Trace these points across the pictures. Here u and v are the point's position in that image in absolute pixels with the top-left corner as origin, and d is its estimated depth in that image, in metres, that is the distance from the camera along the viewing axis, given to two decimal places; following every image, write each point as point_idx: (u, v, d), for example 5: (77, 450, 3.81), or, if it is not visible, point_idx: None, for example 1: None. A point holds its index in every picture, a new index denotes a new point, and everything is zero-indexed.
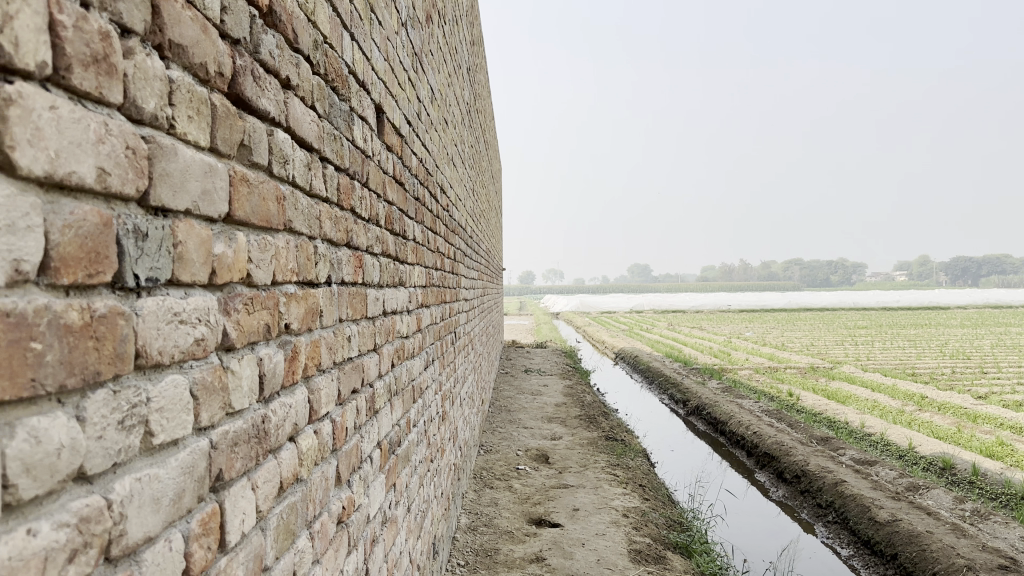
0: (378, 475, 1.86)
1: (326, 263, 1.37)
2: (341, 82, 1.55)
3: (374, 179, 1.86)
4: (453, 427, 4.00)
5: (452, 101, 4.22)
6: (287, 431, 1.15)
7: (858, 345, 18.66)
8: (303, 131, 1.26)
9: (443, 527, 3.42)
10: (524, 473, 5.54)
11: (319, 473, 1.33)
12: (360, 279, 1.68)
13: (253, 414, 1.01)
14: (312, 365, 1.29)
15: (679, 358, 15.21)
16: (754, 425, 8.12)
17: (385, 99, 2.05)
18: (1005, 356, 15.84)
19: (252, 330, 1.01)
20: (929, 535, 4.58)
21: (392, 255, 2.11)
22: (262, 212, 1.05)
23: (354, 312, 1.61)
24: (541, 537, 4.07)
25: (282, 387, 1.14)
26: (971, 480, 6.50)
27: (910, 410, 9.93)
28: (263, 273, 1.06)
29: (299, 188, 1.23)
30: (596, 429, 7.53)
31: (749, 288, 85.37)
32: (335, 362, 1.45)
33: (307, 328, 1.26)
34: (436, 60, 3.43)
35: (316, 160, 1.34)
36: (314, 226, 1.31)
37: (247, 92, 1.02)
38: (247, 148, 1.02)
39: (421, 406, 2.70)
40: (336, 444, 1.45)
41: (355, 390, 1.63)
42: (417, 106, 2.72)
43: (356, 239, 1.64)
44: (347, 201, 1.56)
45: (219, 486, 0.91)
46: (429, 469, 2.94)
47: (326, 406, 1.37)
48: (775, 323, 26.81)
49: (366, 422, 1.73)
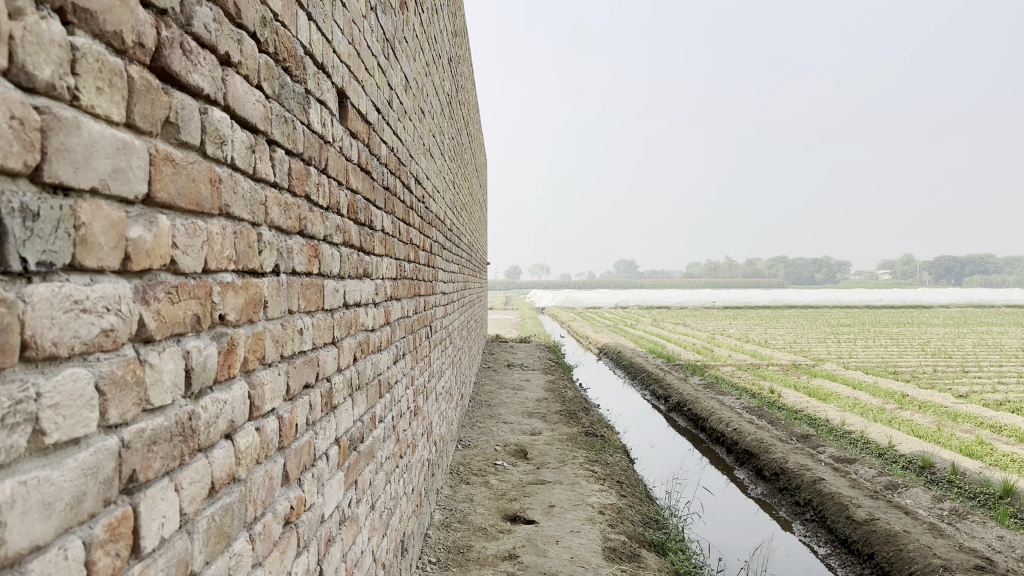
0: (335, 473, 1.80)
1: (272, 251, 1.31)
2: (294, 63, 1.48)
3: (334, 166, 1.79)
4: (427, 422, 3.93)
5: (430, 91, 4.15)
6: (221, 429, 1.09)
7: (841, 343, 18.72)
8: (246, 111, 1.19)
9: (414, 524, 3.36)
10: (501, 469, 5.49)
11: (261, 472, 1.27)
12: (316, 269, 1.61)
13: (177, 411, 0.95)
14: (254, 359, 1.22)
15: (662, 354, 15.19)
16: (734, 422, 8.11)
17: (349, 83, 1.98)
18: (986, 356, 15.94)
19: (176, 321, 0.95)
20: (905, 535, 4.57)
21: (356, 245, 2.04)
22: (191, 195, 0.99)
23: (307, 304, 1.54)
24: (515, 534, 4.02)
25: (215, 382, 1.08)
26: (950, 479, 6.52)
27: (890, 409, 9.96)
28: (192, 261, 0.99)
29: (239, 172, 1.16)
30: (575, 425, 7.49)
31: (734, 285, 85.69)
32: (282, 355, 1.38)
33: (247, 320, 1.19)
34: (412, 47, 3.35)
35: (262, 143, 1.27)
36: (258, 213, 1.24)
37: (175, 66, 0.95)
38: (174, 126, 0.95)
39: (389, 401, 2.64)
40: (283, 441, 1.39)
41: (308, 384, 1.56)
42: (388, 93, 2.65)
43: (311, 228, 1.57)
44: (300, 187, 1.49)
45: (133, 489, 0.85)
46: (398, 465, 2.87)
47: (270, 402, 1.31)
48: (760, 320, 26.88)
49: (321, 419, 1.67)
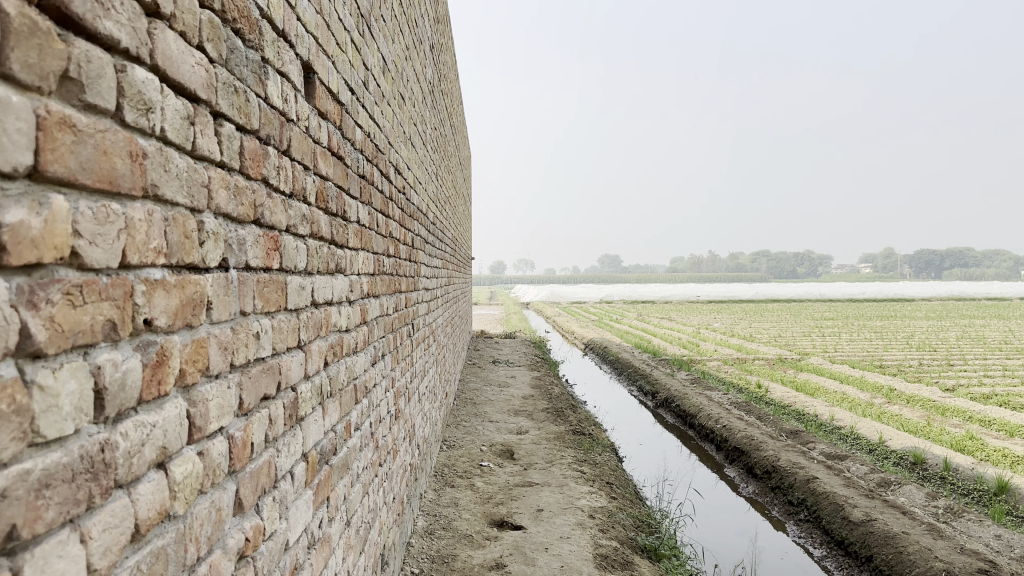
0: (302, 492, 1.60)
1: (217, 243, 1.10)
2: (248, 25, 1.27)
3: (299, 148, 1.60)
4: (409, 425, 3.74)
5: (410, 78, 3.94)
6: (148, 457, 0.89)
7: (826, 336, 18.69)
8: (180, 73, 0.99)
9: (395, 534, 3.16)
10: (487, 470, 5.31)
11: (205, 505, 1.07)
12: (276, 264, 1.41)
13: (85, 442, 0.76)
14: (193, 371, 1.03)
15: (648, 349, 15.05)
16: (723, 418, 7.97)
17: (317, 58, 1.77)
18: (971, 349, 15.94)
19: (82, 329, 0.76)
20: (904, 537, 4.43)
21: (327, 238, 1.85)
22: (101, 170, 0.79)
23: (266, 304, 1.34)
24: (502, 542, 3.83)
25: (139, 402, 0.88)
26: (942, 475, 6.41)
27: (878, 403, 9.86)
28: (103, 253, 0.80)
29: (171, 148, 0.97)
30: (563, 423, 7.31)
31: (717, 280, 85.92)
32: (233, 365, 1.18)
33: (184, 324, 0.99)
34: (390, 26, 3.14)
35: (203, 115, 1.08)
36: (198, 197, 1.05)
37: (77, 5, 0.75)
38: (76, 83, 0.75)
39: (366, 407, 2.44)
40: (234, 465, 1.19)
41: (267, 396, 1.36)
42: (363, 73, 2.44)
43: (269, 218, 1.37)
44: (255, 170, 1.29)
45: (14, 550, 0.65)
46: (377, 476, 2.68)
47: (218, 420, 1.11)
48: (745, 314, 26.87)
49: (284, 434, 1.47)
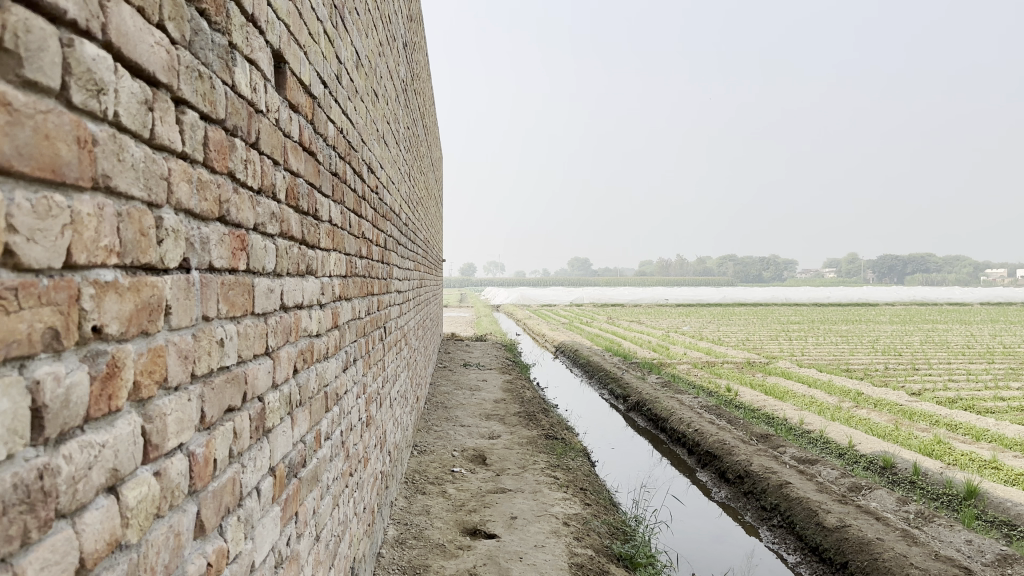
0: (269, 509, 1.50)
1: (177, 241, 1.01)
2: (214, 6, 1.17)
3: (269, 142, 1.50)
4: (380, 432, 3.63)
5: (383, 73, 3.84)
6: (95, 483, 0.79)
7: (793, 340, 18.86)
8: (138, 53, 0.90)
9: (365, 545, 3.06)
10: (460, 477, 5.21)
11: (162, 530, 0.97)
12: (243, 265, 1.31)
13: (19, 467, 0.66)
14: (149, 383, 0.93)
15: (619, 352, 15.04)
16: (694, 422, 7.95)
17: (289, 47, 1.68)
18: (935, 353, 16.18)
19: (16, 340, 0.66)
20: (879, 543, 4.41)
21: (297, 238, 1.74)
22: (42, 157, 0.69)
23: (231, 307, 1.24)
24: (475, 551, 3.74)
25: (87, 419, 0.78)
26: (912, 480, 6.45)
27: (847, 407, 9.92)
28: (42, 252, 0.70)
29: (127, 135, 0.87)
30: (535, 427, 7.24)
31: (685, 284, 86.55)
32: (195, 375, 1.08)
33: (139, 332, 0.90)
34: (363, 20, 3.04)
35: (165, 100, 0.98)
36: (157, 190, 0.95)
37: None
38: (12, 56, 0.65)
39: (336, 414, 2.33)
40: (195, 485, 1.09)
41: (232, 407, 1.26)
42: (336, 66, 2.34)
43: (235, 214, 1.27)
44: (221, 162, 1.20)
45: None
46: (347, 487, 2.57)
47: (177, 437, 1.01)
48: (715, 317, 27.09)
49: (250, 448, 1.37)
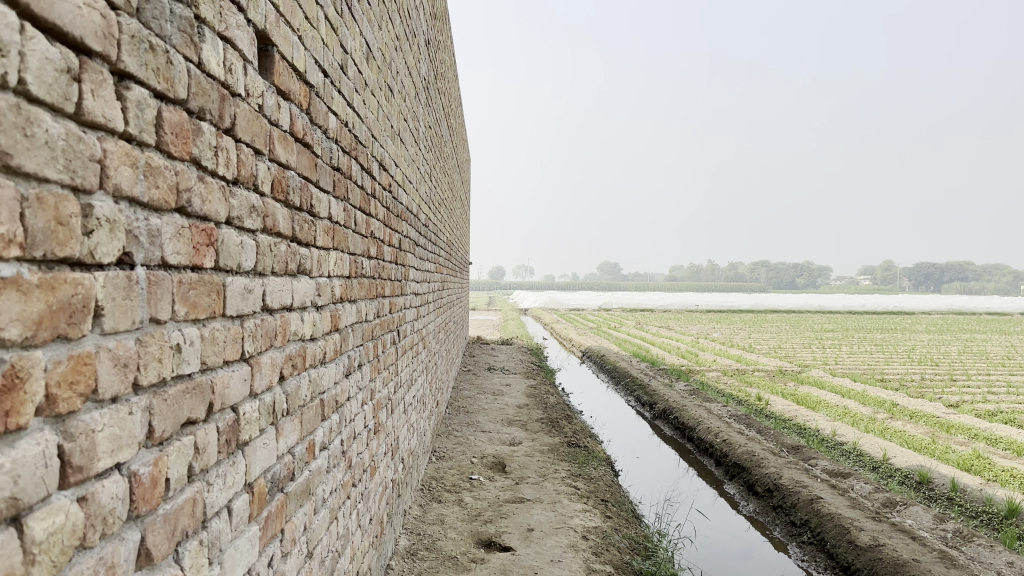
0: (243, 529, 1.37)
1: (113, 233, 0.88)
2: None
3: (249, 128, 1.38)
4: (390, 438, 3.50)
5: (400, 69, 3.72)
6: None
7: (826, 348, 18.40)
8: (60, 11, 0.77)
9: (372, 557, 2.94)
10: (477, 484, 5.08)
11: (90, 561, 0.84)
12: (210, 262, 1.19)
13: None
14: (72, 394, 0.81)
15: (647, 358, 14.83)
16: (723, 432, 7.73)
17: (278, 29, 1.56)
18: (973, 364, 15.69)
19: None
20: (916, 565, 4.19)
21: (285, 235, 1.62)
22: None
23: (192, 309, 1.12)
24: (488, 565, 3.60)
25: None
26: (949, 496, 6.18)
27: (881, 418, 9.61)
28: None
29: (40, 107, 0.75)
30: (558, 435, 7.07)
31: (716, 289, 85.60)
32: (138, 385, 0.96)
33: (55, 335, 0.77)
34: (376, 10, 2.92)
35: (99, 69, 0.86)
36: (83, 171, 0.82)
37: None
38: None
39: (336, 423, 2.21)
40: (139, 507, 0.96)
41: (193, 419, 1.14)
42: (340, 56, 2.22)
43: (199, 206, 1.14)
44: (180, 147, 1.07)
45: None
46: (349, 497, 2.45)
47: (112, 456, 0.89)
48: (744, 324, 26.66)
49: (218, 463, 1.24)
